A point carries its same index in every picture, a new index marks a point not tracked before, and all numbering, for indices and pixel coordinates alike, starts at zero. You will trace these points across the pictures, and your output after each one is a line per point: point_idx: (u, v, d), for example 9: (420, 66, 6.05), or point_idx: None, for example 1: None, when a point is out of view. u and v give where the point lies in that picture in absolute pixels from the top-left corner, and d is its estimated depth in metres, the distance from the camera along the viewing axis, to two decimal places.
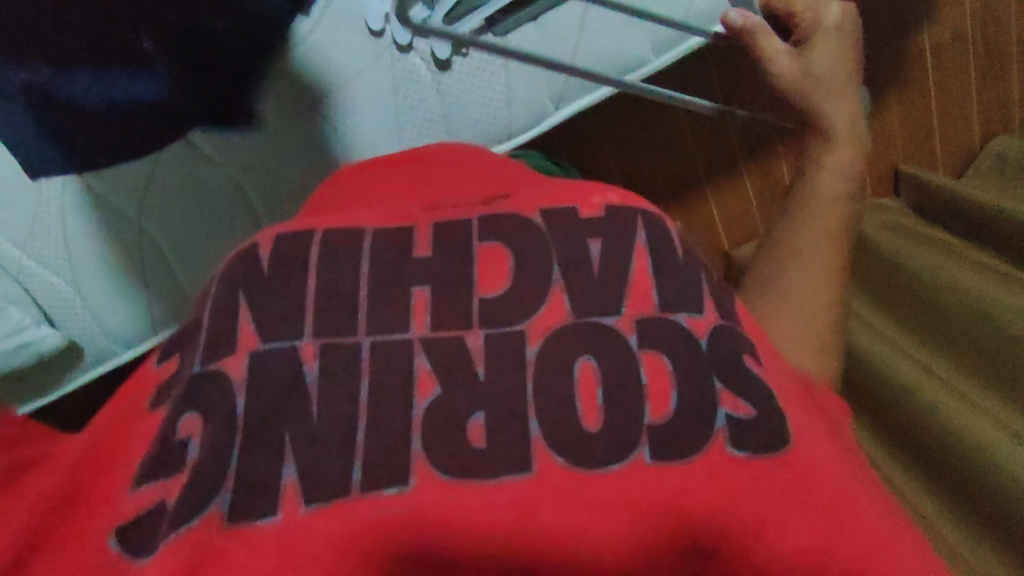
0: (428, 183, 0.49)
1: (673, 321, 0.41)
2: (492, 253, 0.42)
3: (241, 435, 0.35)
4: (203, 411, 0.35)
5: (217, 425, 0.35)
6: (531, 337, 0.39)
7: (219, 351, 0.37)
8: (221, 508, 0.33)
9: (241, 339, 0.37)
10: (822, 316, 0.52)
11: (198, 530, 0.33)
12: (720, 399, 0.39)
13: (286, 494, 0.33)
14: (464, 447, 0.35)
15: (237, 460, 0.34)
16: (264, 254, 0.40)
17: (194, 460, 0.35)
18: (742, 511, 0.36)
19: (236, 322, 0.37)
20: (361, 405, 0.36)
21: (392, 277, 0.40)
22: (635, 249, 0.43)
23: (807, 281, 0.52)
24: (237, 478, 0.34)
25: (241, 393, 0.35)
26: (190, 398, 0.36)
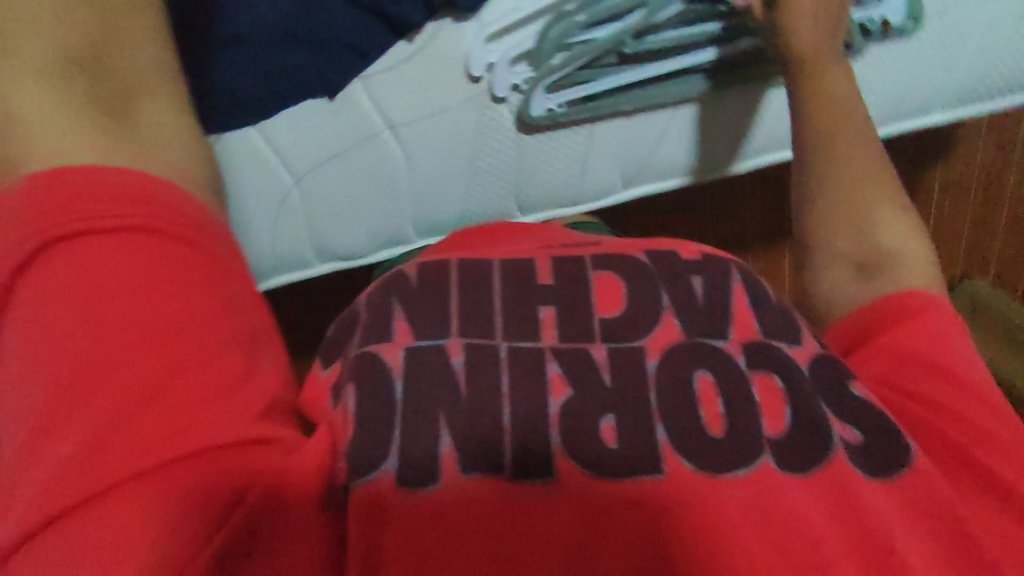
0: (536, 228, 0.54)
1: (774, 348, 0.44)
2: (608, 282, 0.46)
3: (399, 419, 0.36)
4: (362, 382, 0.37)
5: (375, 402, 0.36)
6: (649, 352, 0.42)
7: (373, 338, 0.40)
8: (390, 470, 0.34)
9: (397, 334, 0.40)
10: (899, 216, 0.50)
11: (372, 485, 0.34)
12: (830, 423, 0.41)
13: (444, 461, 0.35)
14: (600, 443, 0.37)
15: (399, 434, 0.35)
16: (412, 276, 0.44)
17: (355, 419, 0.36)
18: (863, 530, 0.37)
19: (392, 320, 0.40)
20: (504, 397, 0.37)
21: (523, 298, 0.44)
22: (733, 288, 0.47)
23: (872, 187, 0.50)
24: (398, 453, 0.35)
25: (398, 379, 0.37)
26: (349, 374, 0.38)
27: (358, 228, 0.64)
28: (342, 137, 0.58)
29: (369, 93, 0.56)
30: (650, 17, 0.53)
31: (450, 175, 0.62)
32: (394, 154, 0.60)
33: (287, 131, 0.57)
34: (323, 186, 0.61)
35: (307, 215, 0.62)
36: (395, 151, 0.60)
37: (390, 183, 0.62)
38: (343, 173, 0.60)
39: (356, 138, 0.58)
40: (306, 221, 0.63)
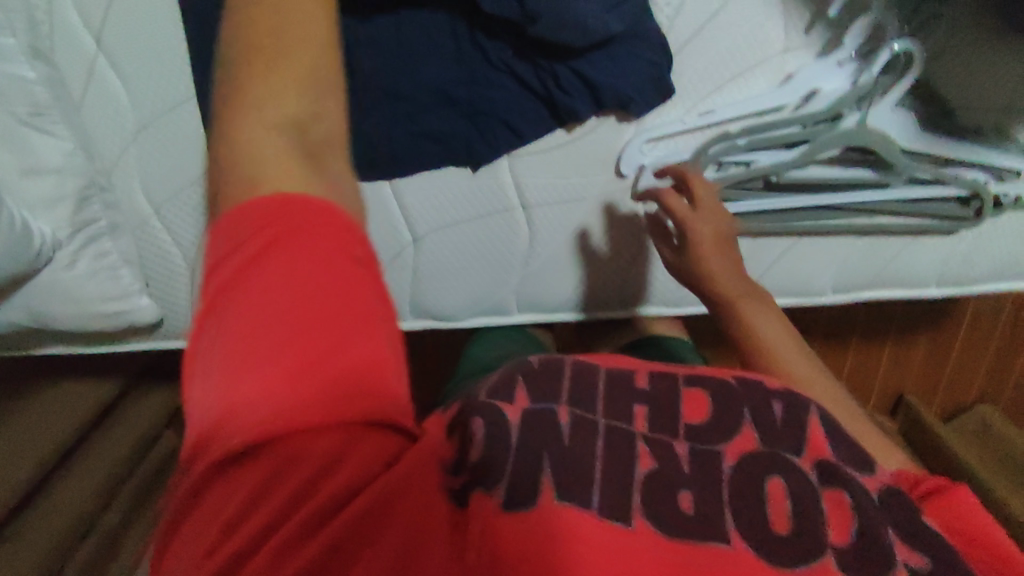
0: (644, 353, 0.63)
1: (848, 472, 0.49)
2: (696, 396, 0.54)
3: (513, 453, 0.43)
4: (487, 419, 0.45)
5: (495, 438, 0.44)
6: (726, 457, 0.49)
7: (498, 395, 0.49)
8: (497, 498, 0.42)
9: (517, 398, 0.49)
10: (811, 366, 0.61)
11: (483, 504, 0.41)
12: (896, 546, 0.44)
13: (544, 491, 0.42)
14: (678, 510, 0.43)
15: (511, 462, 0.43)
16: (534, 359, 0.54)
17: (481, 450, 0.43)
18: None
19: (514, 387, 0.50)
20: (598, 455, 0.45)
21: (622, 392, 0.53)
22: (811, 418, 0.53)
23: (779, 335, 0.62)
24: (508, 480, 0.42)
25: (516, 427, 0.45)
26: (477, 413, 0.45)
27: (452, 287, 0.81)
28: (472, 212, 0.74)
29: (514, 176, 0.72)
30: (814, 152, 0.68)
31: (570, 264, 0.80)
32: (497, 240, 0.77)
33: (423, 197, 0.73)
34: (441, 246, 0.77)
35: (417, 269, 0.79)
36: (505, 239, 0.77)
37: (495, 256, 0.78)
38: (461, 237, 0.76)
39: (485, 212, 0.74)
40: (434, 263, 0.78)
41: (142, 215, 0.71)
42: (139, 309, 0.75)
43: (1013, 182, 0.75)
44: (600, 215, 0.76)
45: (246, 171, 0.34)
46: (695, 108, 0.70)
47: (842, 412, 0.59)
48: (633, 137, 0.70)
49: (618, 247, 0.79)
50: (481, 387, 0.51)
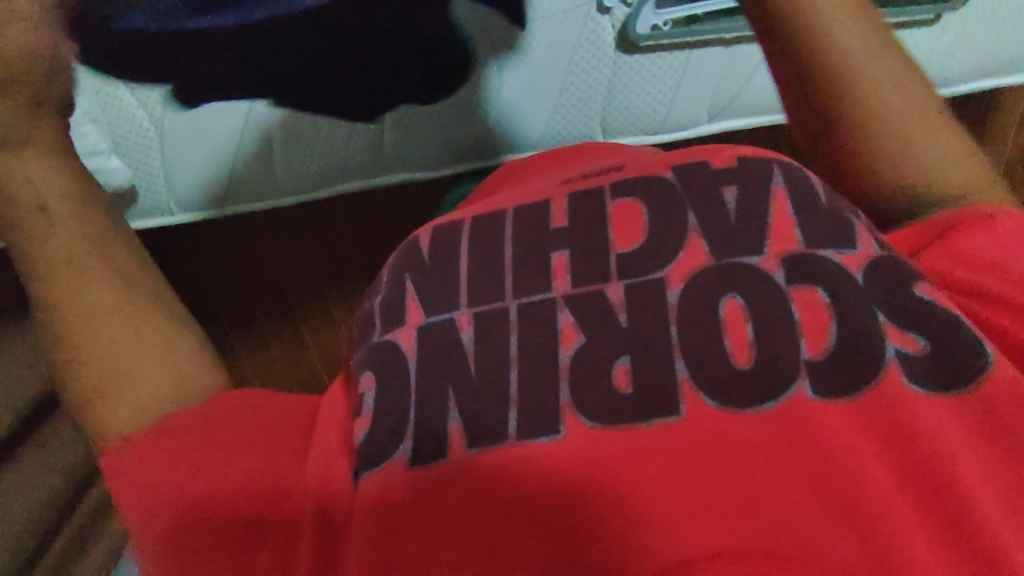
0: (569, 159, 0.51)
1: (822, 255, 0.39)
2: (627, 210, 0.44)
3: (415, 395, 0.38)
4: (381, 371, 0.40)
5: (392, 391, 0.39)
6: (672, 282, 0.40)
7: (391, 324, 0.42)
8: (404, 454, 0.37)
9: (410, 316, 0.41)
10: (943, 132, 0.48)
11: (384, 474, 0.37)
12: (886, 334, 0.37)
13: (453, 440, 0.36)
14: (611, 391, 0.37)
15: (413, 413, 0.37)
16: (424, 245, 0.45)
17: (373, 411, 0.39)
18: (925, 451, 0.34)
19: (405, 302, 0.42)
20: (513, 359, 0.38)
21: (533, 247, 0.43)
22: (772, 195, 0.42)
23: (945, 140, 0.47)
24: (415, 429, 0.37)
25: (412, 360, 0.39)
26: (369, 360, 0.41)
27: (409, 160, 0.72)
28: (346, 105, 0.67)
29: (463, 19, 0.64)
30: None
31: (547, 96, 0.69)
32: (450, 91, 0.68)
33: None
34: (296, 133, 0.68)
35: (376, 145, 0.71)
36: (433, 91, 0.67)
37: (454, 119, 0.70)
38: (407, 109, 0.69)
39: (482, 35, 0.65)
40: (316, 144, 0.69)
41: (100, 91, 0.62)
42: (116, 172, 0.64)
43: None
44: (568, 27, 0.67)
45: (119, 385, 0.42)
46: None
47: (971, 172, 0.47)
48: None
49: (594, 61, 0.68)
50: (371, 310, 0.44)
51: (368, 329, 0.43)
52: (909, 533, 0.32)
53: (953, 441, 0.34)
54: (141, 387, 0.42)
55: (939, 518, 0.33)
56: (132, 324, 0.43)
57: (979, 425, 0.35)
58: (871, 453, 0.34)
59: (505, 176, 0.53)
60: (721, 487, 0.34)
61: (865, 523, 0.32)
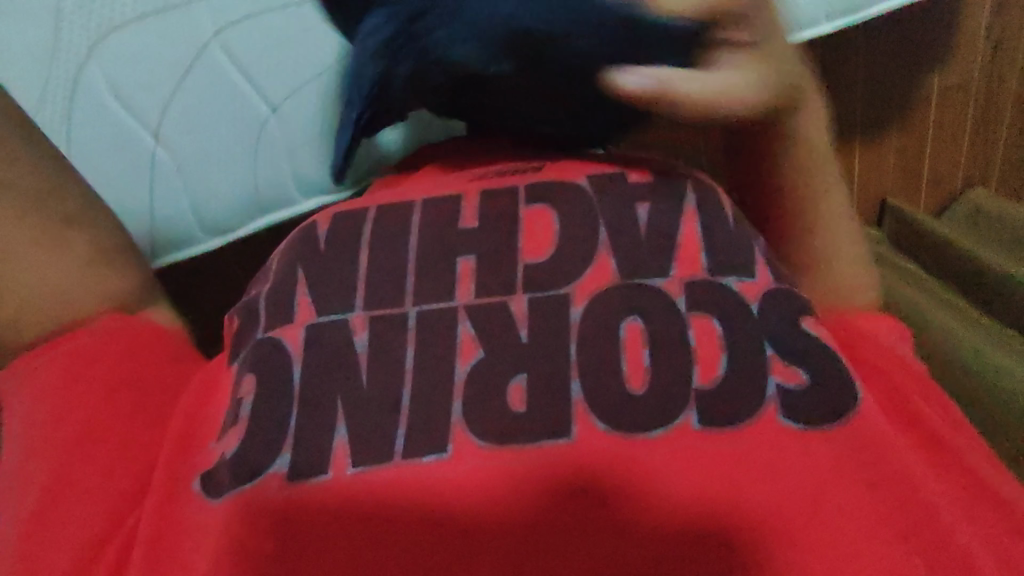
0: (489, 142, 0.49)
1: (723, 284, 0.40)
2: (539, 217, 0.42)
3: (298, 403, 0.36)
4: (263, 374, 0.37)
5: (274, 396, 0.36)
6: (576, 298, 0.39)
7: (277, 320, 0.39)
8: (281, 467, 0.35)
9: (298, 313, 0.38)
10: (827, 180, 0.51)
11: (259, 490, 0.35)
12: (770, 367, 0.38)
13: (337, 456, 0.35)
14: (505, 410, 0.36)
15: (295, 421, 0.36)
16: (322, 232, 0.42)
17: (248, 419, 0.37)
18: (797, 489, 0.36)
19: (295, 298, 0.39)
20: (407, 372, 0.37)
21: (438, 248, 0.41)
22: (684, 212, 0.42)
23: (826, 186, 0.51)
24: (296, 437, 0.36)
25: (298, 365, 0.37)
26: (250, 362, 0.38)
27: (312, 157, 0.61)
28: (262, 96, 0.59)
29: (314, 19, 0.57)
30: None
31: None
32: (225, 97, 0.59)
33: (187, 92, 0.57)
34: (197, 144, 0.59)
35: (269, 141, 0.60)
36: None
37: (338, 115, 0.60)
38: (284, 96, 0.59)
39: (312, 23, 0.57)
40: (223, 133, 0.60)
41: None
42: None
43: None
44: None
45: (15, 293, 0.47)
46: None
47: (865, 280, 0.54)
48: None
49: None
50: (259, 300, 0.41)
51: (253, 321, 0.40)
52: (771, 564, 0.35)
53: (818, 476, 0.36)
54: (69, 296, 0.48)
55: (799, 550, 0.35)
56: (45, 201, 0.49)
57: (850, 458, 0.37)
58: (747, 484, 0.36)
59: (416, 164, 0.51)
60: (604, 506, 0.35)
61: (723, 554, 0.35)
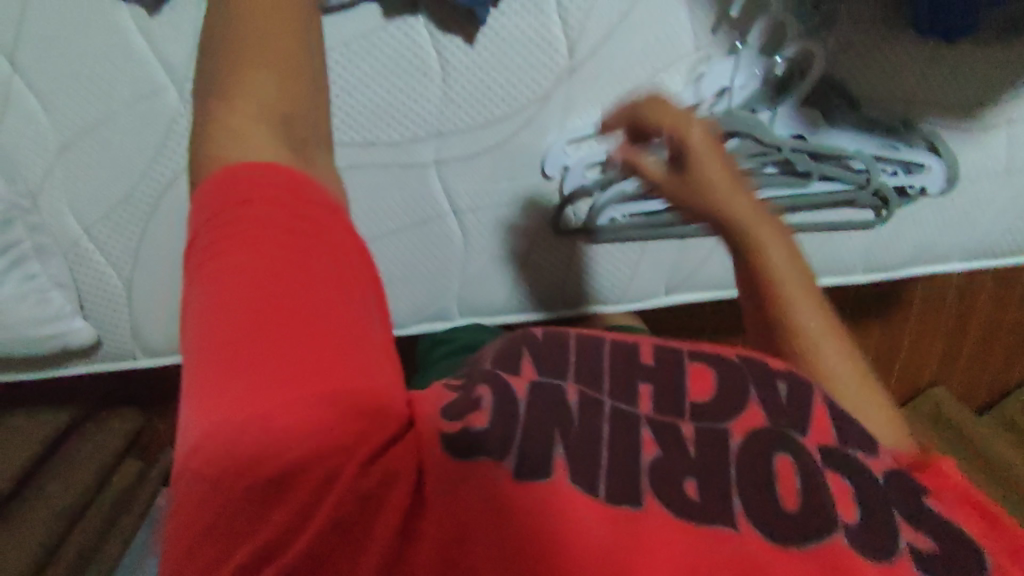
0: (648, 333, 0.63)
1: (852, 455, 0.49)
2: (701, 372, 0.53)
3: (521, 426, 0.44)
4: (497, 392, 0.46)
5: (502, 416, 0.44)
6: (734, 433, 0.48)
7: (505, 369, 0.49)
8: (509, 465, 0.43)
9: (524, 372, 0.49)
10: (817, 304, 0.60)
11: (492, 466, 0.42)
12: (901, 529, 0.44)
13: (557, 468, 0.43)
14: (680, 492, 0.44)
15: (519, 441, 0.43)
16: (540, 333, 0.53)
17: (490, 412, 0.44)
18: None
19: (521, 360, 0.49)
20: (604, 440, 0.45)
21: (627, 368, 0.52)
22: (816, 396, 0.53)
23: (812, 320, 0.59)
24: (517, 453, 0.43)
25: (522, 402, 0.45)
26: (488, 380, 0.47)
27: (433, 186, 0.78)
28: (409, 219, 0.83)
29: (439, 178, 0.79)
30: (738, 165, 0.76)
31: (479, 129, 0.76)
32: (551, 147, 0.77)
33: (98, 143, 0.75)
34: (387, 250, 0.86)
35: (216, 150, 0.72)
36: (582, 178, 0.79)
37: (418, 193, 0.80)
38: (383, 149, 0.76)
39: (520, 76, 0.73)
40: (538, 178, 0.80)
41: (74, 235, 0.81)
42: (80, 332, 0.86)
43: (920, 176, 0.81)
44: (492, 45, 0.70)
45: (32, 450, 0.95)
46: (608, 107, 0.76)
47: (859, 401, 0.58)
48: (555, 138, 0.77)
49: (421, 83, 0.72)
50: (485, 361, 0.52)
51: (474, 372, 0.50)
52: None
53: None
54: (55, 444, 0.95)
55: None
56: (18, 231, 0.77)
57: None
58: None
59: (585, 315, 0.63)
60: None
61: None
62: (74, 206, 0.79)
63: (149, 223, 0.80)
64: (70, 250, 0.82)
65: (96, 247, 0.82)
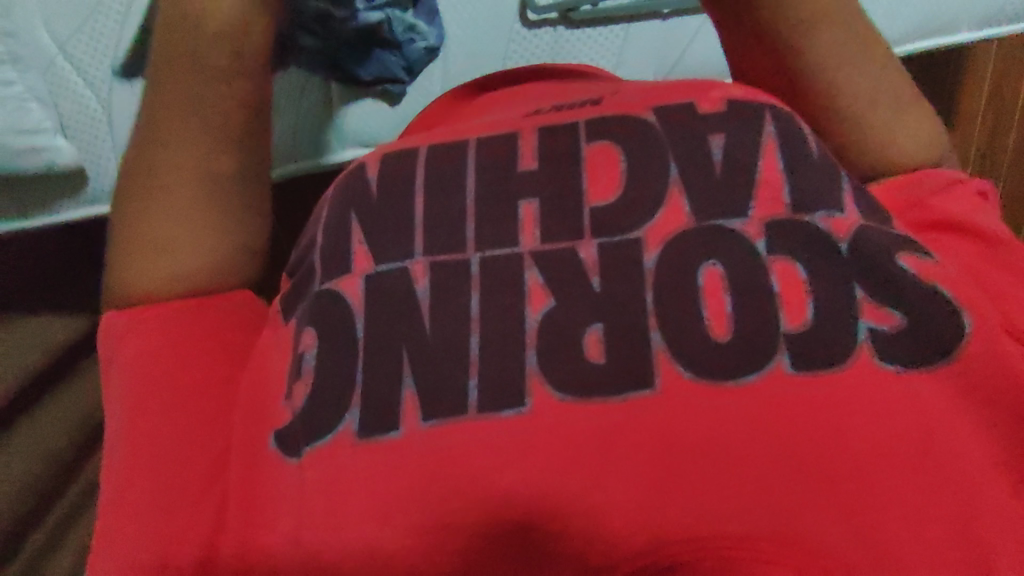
0: (538, 88, 0.47)
1: (809, 222, 0.37)
2: (604, 156, 0.39)
3: (364, 356, 0.35)
4: (325, 329, 0.36)
5: (336, 351, 0.35)
6: (649, 243, 0.36)
7: (334, 272, 0.37)
8: (351, 425, 0.34)
9: (355, 263, 0.37)
10: (878, 60, 0.46)
11: (331, 449, 0.34)
12: (860, 311, 0.35)
13: (407, 409, 0.34)
14: (582, 360, 0.34)
15: (361, 377, 0.34)
16: (371, 177, 0.39)
17: (314, 375, 0.35)
18: (904, 424, 0.33)
19: (350, 247, 0.37)
20: (473, 320, 0.35)
21: (499, 190, 0.38)
22: (763, 144, 0.39)
23: (880, 88, 0.46)
24: (362, 394, 0.34)
25: (359, 315, 0.35)
26: (310, 317, 0.37)
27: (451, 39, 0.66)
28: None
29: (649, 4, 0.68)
30: None
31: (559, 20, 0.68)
32: None
33: None
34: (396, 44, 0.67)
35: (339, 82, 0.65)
36: None
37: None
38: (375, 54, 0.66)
39: None
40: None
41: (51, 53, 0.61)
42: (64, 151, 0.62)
43: None
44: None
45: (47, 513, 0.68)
46: None
47: (899, 117, 0.46)
48: None
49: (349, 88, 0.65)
50: (313, 251, 0.40)
51: (307, 278, 0.39)
52: (890, 505, 0.31)
53: (937, 412, 0.33)
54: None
55: (925, 478, 0.32)
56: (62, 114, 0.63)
57: (956, 396, 0.34)
58: (851, 424, 0.32)
59: (451, 94, 0.51)
60: (673, 482, 0.32)
61: (847, 511, 0.31)
62: (51, 15, 0.61)
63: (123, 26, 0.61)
64: (60, 78, 0.62)
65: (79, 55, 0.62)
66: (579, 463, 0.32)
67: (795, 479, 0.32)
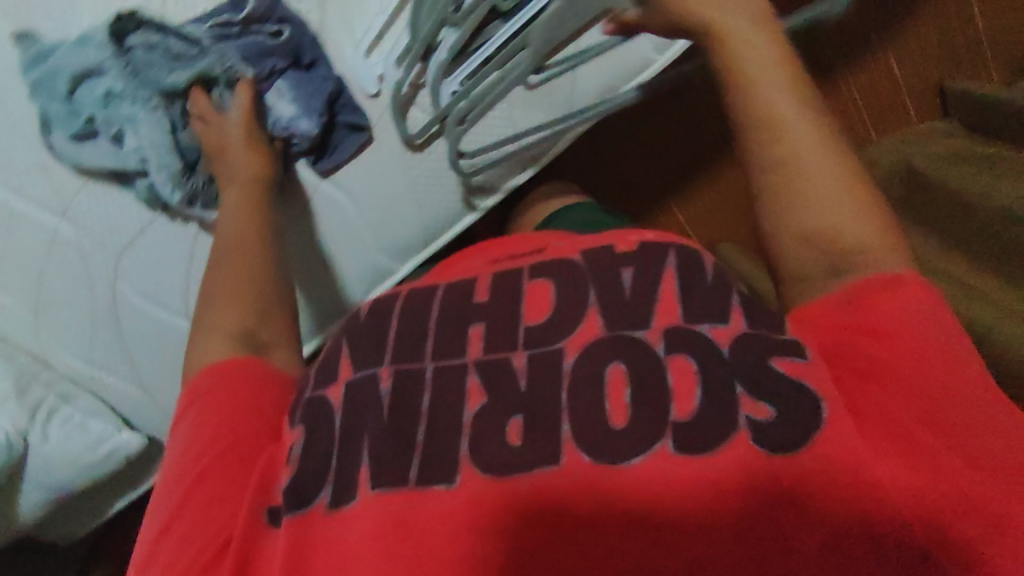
0: (506, 242, 0.59)
1: (698, 331, 0.44)
2: (538, 289, 0.50)
3: (339, 445, 0.45)
4: (313, 428, 0.46)
5: (318, 442, 0.46)
6: (567, 352, 0.45)
7: (325, 384, 0.48)
8: (325, 498, 0.44)
9: (342, 373, 0.48)
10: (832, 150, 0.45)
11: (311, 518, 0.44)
12: (740, 403, 0.41)
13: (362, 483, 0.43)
14: (504, 444, 0.42)
15: (336, 461, 0.45)
16: (364, 313, 0.52)
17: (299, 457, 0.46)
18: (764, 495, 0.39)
19: (338, 363, 0.49)
20: (422, 413, 0.44)
21: (453, 316, 0.49)
22: (665, 273, 0.48)
23: (823, 172, 0.45)
24: (336, 474, 0.44)
25: (336, 414, 0.46)
26: (302, 419, 0.47)
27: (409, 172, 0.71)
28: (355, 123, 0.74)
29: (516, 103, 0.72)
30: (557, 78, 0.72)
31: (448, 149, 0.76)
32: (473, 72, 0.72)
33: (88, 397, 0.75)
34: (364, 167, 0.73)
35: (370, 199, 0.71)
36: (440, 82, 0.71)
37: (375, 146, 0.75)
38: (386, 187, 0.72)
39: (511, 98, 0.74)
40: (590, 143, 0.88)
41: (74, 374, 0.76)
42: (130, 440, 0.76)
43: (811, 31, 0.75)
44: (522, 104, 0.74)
45: None
46: None
47: (845, 219, 0.44)
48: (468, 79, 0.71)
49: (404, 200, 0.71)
50: (314, 369, 0.51)
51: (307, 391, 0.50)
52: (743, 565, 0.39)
53: (798, 486, 0.39)
54: None
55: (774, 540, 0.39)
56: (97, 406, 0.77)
57: (822, 472, 0.39)
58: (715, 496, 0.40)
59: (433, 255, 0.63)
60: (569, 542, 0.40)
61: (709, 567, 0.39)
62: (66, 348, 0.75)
63: (135, 342, 0.75)
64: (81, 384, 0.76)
65: (105, 369, 0.76)
66: (498, 528, 0.41)
67: (664, 540, 0.40)
